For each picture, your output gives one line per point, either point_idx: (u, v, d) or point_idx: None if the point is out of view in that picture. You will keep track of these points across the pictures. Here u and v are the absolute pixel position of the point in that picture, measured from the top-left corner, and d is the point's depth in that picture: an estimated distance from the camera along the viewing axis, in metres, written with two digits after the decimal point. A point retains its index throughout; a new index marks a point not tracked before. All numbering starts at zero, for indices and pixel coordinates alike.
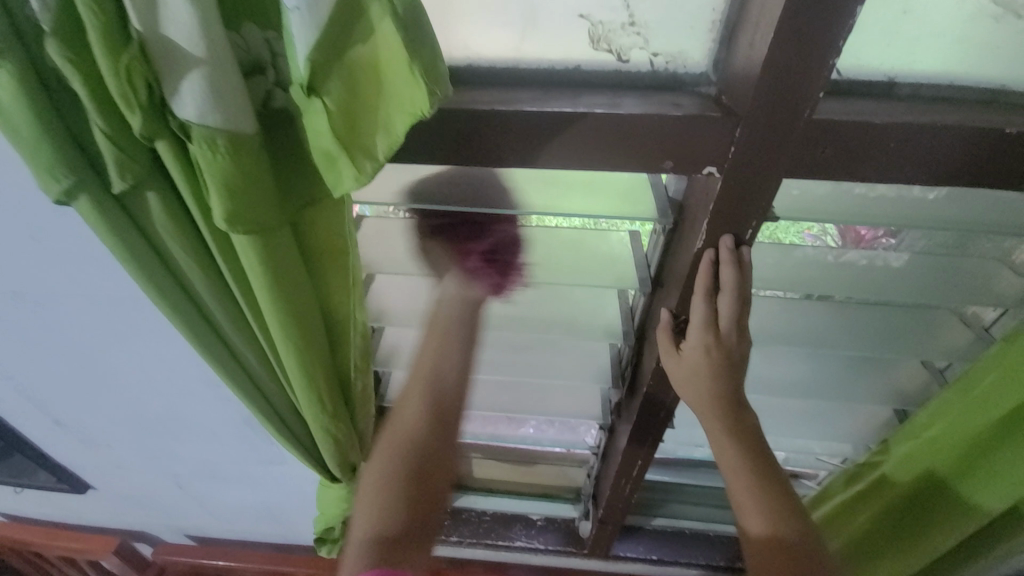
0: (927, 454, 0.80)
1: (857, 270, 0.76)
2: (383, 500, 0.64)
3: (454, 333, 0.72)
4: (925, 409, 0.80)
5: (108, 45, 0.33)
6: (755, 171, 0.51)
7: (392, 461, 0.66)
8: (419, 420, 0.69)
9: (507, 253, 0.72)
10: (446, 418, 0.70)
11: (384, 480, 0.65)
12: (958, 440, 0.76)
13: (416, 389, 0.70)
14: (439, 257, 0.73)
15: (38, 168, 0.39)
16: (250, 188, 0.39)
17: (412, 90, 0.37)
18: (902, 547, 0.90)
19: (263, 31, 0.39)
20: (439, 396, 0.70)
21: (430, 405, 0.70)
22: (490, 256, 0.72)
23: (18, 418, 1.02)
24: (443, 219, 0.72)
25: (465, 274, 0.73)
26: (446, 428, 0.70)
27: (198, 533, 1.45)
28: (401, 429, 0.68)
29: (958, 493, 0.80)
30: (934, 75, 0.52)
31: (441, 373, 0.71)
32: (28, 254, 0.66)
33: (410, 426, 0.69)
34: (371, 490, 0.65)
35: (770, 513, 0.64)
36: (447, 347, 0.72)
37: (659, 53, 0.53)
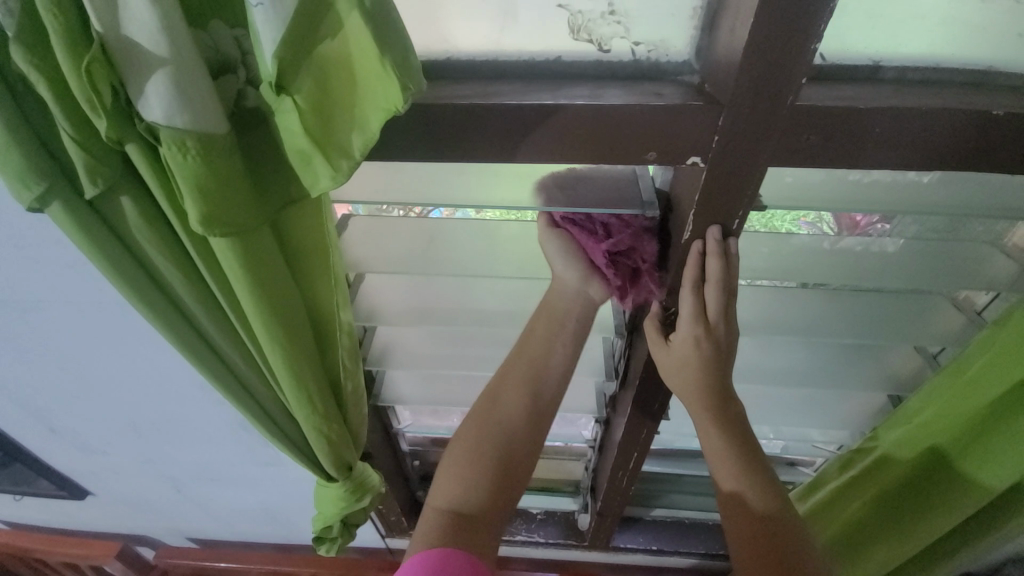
0: (918, 437, 0.81)
1: (848, 256, 0.76)
2: (466, 477, 0.67)
3: (564, 332, 0.75)
4: (918, 394, 0.80)
5: (69, 48, 0.32)
6: (740, 159, 0.51)
7: (477, 443, 0.70)
8: (513, 410, 0.72)
9: (631, 259, 0.68)
10: (541, 412, 0.73)
11: (469, 460, 0.69)
12: (950, 422, 0.77)
13: (516, 379, 0.74)
14: (564, 254, 0.73)
15: (7, 176, 0.38)
16: (224, 190, 0.39)
17: (385, 84, 0.36)
18: (896, 534, 0.90)
19: (231, 28, 0.38)
20: (536, 389, 0.74)
21: (527, 397, 0.73)
22: (624, 259, 0.69)
23: (13, 426, 1.02)
24: (576, 217, 0.70)
25: (591, 273, 0.73)
26: (539, 421, 0.73)
27: (201, 535, 1.45)
28: (497, 417, 0.72)
29: (957, 473, 0.80)
30: (920, 58, 0.51)
31: (545, 367, 0.75)
32: (12, 262, 0.65)
33: (503, 413, 0.72)
34: (454, 467, 0.69)
35: (760, 496, 0.64)
36: (554, 343, 0.75)
37: (640, 42, 0.52)
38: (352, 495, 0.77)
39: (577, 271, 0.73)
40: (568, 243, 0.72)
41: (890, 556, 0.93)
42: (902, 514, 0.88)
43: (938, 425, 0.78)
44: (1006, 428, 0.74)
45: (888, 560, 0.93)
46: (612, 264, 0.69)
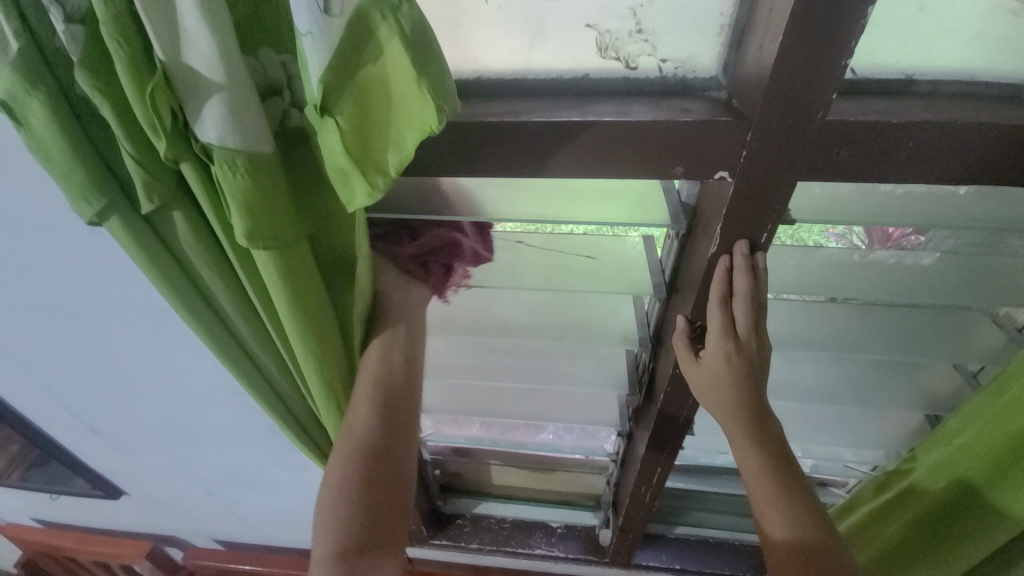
0: (954, 461, 0.78)
1: (878, 271, 0.74)
2: (337, 527, 0.54)
3: (399, 332, 0.63)
4: (958, 414, 0.77)
5: (134, 76, 0.35)
6: (769, 174, 0.51)
7: (340, 480, 0.56)
8: (367, 428, 0.58)
9: (442, 256, 0.68)
10: (401, 419, 0.60)
11: (336, 505, 0.55)
12: (987, 445, 0.74)
13: (361, 393, 0.59)
14: (377, 263, 0.66)
15: (71, 193, 0.41)
16: (270, 205, 0.41)
17: (420, 106, 0.38)
18: (935, 560, 0.86)
19: (278, 54, 0.40)
20: (386, 397, 0.60)
21: (380, 409, 0.59)
22: (434, 257, 0.68)
23: (56, 426, 1.07)
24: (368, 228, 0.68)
25: (407, 277, 0.66)
26: (399, 430, 0.59)
27: (226, 537, 1.49)
28: (348, 443, 0.57)
29: (989, 500, 0.77)
30: (954, 72, 0.51)
31: (386, 370, 0.61)
32: (65, 271, 0.70)
33: (355, 437, 0.58)
34: (322, 523, 0.54)
35: (795, 521, 0.63)
36: (392, 343, 0.62)
37: (667, 59, 0.53)
38: None
39: (390, 273, 0.65)
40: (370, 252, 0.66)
41: None
42: (940, 540, 0.84)
43: (976, 448, 0.75)
44: None
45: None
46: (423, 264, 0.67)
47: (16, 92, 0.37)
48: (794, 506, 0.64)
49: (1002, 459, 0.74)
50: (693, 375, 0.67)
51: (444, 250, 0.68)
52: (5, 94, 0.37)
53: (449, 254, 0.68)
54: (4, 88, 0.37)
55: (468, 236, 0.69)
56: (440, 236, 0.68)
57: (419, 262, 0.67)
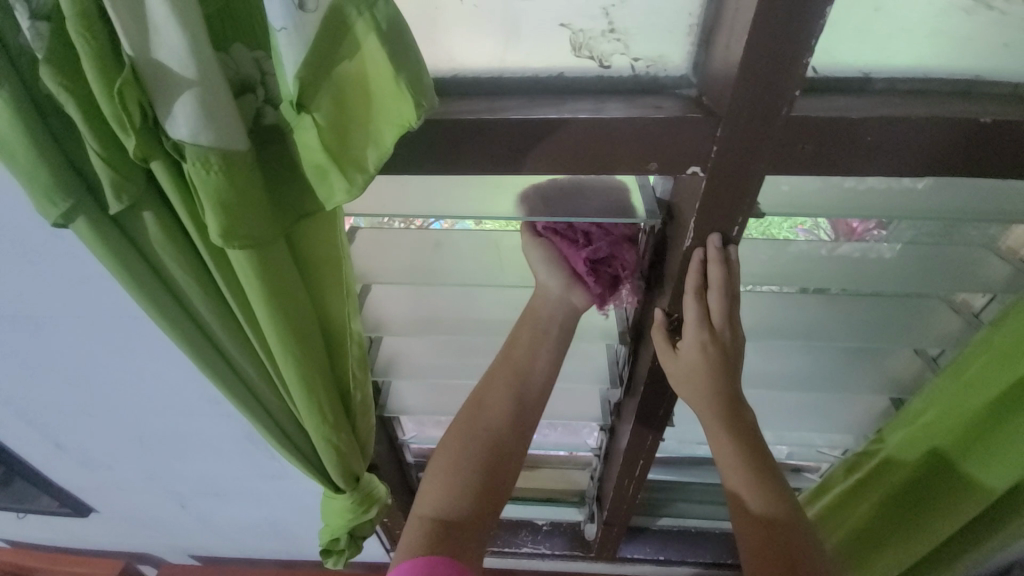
0: (922, 438, 0.82)
1: (844, 262, 0.77)
2: (454, 477, 0.70)
3: (548, 336, 0.79)
4: (921, 394, 0.82)
5: (101, 71, 0.34)
6: (738, 169, 0.52)
7: (465, 446, 0.72)
8: (501, 413, 0.75)
9: (614, 266, 0.75)
10: (526, 413, 0.76)
11: (460, 459, 0.72)
12: (953, 422, 0.77)
13: (501, 381, 0.77)
14: (550, 262, 0.76)
15: (34, 193, 0.39)
16: (245, 204, 0.40)
17: (398, 102, 0.38)
18: (903, 539, 0.90)
19: (251, 50, 0.40)
20: (520, 390, 0.77)
21: (511, 400, 0.76)
22: (607, 264, 0.75)
23: (20, 442, 1.02)
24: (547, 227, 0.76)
25: (573, 280, 0.77)
26: (523, 421, 0.76)
27: (203, 552, 1.44)
28: (484, 418, 0.75)
29: (961, 472, 0.80)
30: (908, 70, 0.54)
31: (530, 367, 0.78)
32: (28, 278, 0.67)
33: (491, 415, 0.75)
34: (444, 467, 0.72)
35: (766, 501, 0.65)
36: (538, 346, 0.78)
37: (640, 57, 0.54)
38: (360, 505, 0.78)
39: (559, 277, 0.76)
40: (550, 253, 0.76)
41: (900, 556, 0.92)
42: (907, 518, 0.89)
43: (941, 426, 0.79)
44: (1008, 428, 0.74)
45: (895, 564, 0.93)
46: (593, 272, 0.75)
47: None
48: (765, 487, 0.66)
49: (968, 434, 0.77)
50: (672, 366, 0.69)
51: (615, 261, 0.75)
52: None
53: (620, 265, 0.75)
54: None
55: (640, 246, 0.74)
56: (615, 244, 0.74)
57: (592, 268, 0.75)
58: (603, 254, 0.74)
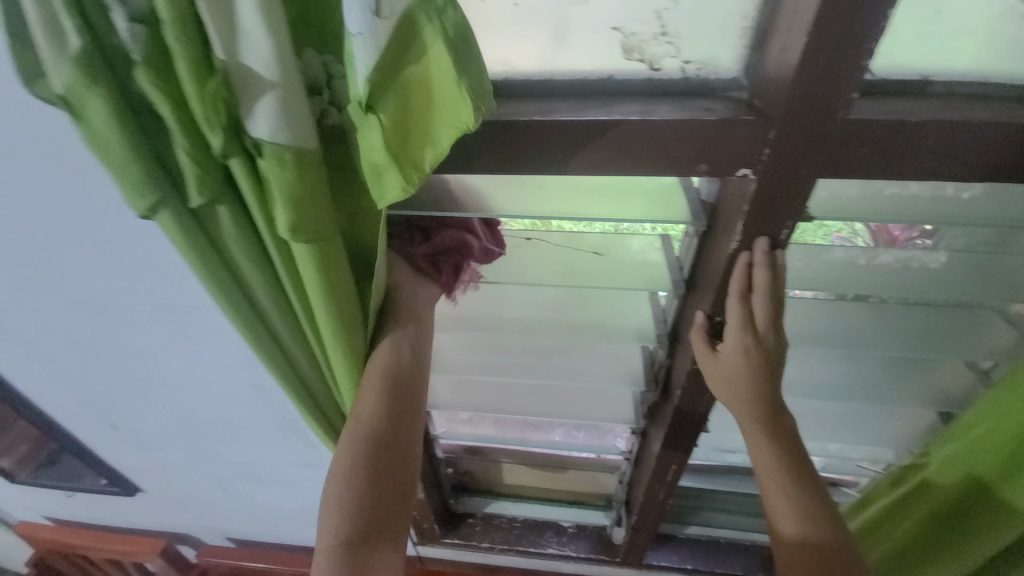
0: (966, 459, 0.80)
1: (893, 271, 0.75)
2: (343, 521, 0.53)
3: (411, 319, 0.64)
4: (974, 407, 0.78)
5: (195, 74, 0.36)
6: (791, 172, 0.52)
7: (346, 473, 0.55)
8: (376, 415, 0.58)
9: (453, 256, 0.71)
10: (409, 407, 0.60)
11: (343, 493, 0.54)
12: (1002, 442, 0.75)
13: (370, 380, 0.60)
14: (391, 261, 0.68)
15: (124, 187, 0.42)
16: (313, 200, 0.43)
17: (457, 105, 0.39)
18: (940, 559, 0.88)
19: (321, 54, 0.42)
20: (397, 383, 0.60)
21: (386, 400, 0.59)
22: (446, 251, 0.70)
23: (80, 421, 1.09)
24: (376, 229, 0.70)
25: (420, 275, 0.68)
26: (407, 417, 0.60)
27: (240, 535, 1.50)
28: (358, 428, 0.57)
29: (1000, 497, 0.79)
30: (967, 74, 0.52)
31: (396, 356, 0.61)
32: (100, 266, 0.72)
33: (364, 422, 0.58)
34: (331, 511, 0.54)
35: (807, 518, 0.63)
36: (404, 330, 0.63)
37: (690, 60, 0.54)
38: None
39: (403, 271, 0.67)
40: (385, 250, 0.68)
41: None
42: (941, 539, 0.87)
43: (988, 445, 0.77)
44: None
45: None
46: (434, 264, 0.70)
47: (77, 87, 0.37)
48: (806, 502, 0.64)
49: (1014, 458, 0.76)
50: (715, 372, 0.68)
51: (454, 250, 0.70)
52: (69, 91, 0.37)
53: (460, 254, 0.71)
54: (66, 83, 0.37)
55: (478, 234, 0.71)
56: (451, 235, 0.70)
57: (431, 261, 0.70)
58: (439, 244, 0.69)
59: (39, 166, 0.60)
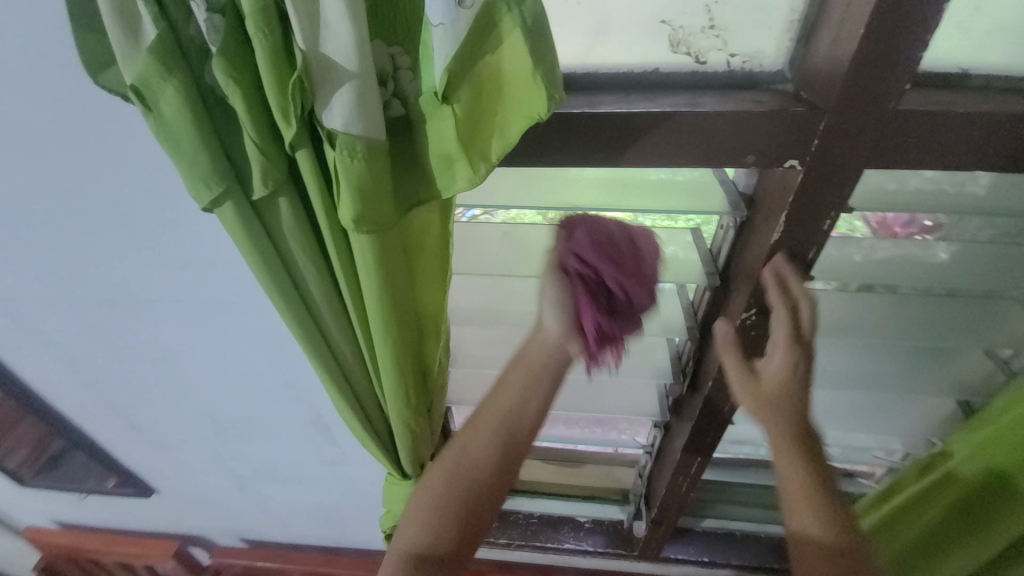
0: (990, 450, 0.80)
1: (914, 263, 0.76)
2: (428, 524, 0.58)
3: (548, 374, 0.59)
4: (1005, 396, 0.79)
5: (274, 65, 0.37)
6: (837, 162, 0.53)
7: (445, 491, 0.59)
8: (484, 451, 0.59)
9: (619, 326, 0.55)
10: (519, 454, 0.60)
11: (436, 502, 0.59)
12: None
13: (489, 414, 0.60)
14: (558, 300, 0.55)
15: (191, 179, 0.42)
16: (378, 190, 0.43)
17: (529, 94, 0.40)
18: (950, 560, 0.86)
19: (388, 46, 0.42)
20: (512, 429, 0.59)
21: (499, 440, 0.59)
22: (615, 318, 0.54)
23: (99, 421, 1.08)
24: (566, 227, 0.56)
25: (573, 330, 0.55)
26: (514, 464, 0.60)
27: (254, 536, 1.49)
28: (467, 456, 0.59)
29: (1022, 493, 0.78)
30: (1006, 68, 0.53)
31: (523, 404, 0.59)
32: (135, 262, 0.71)
33: (472, 453, 0.59)
34: (417, 509, 0.59)
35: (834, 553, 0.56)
36: (538, 381, 0.59)
37: (736, 53, 0.56)
38: None
39: (559, 319, 0.55)
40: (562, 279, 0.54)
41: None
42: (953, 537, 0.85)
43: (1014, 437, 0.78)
44: None
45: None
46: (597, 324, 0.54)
47: (151, 78, 0.37)
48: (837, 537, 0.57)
49: None
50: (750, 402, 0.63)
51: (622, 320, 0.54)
52: (141, 80, 0.37)
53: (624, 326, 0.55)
54: (138, 73, 0.37)
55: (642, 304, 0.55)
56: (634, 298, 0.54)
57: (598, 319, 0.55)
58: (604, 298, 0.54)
59: (82, 160, 0.60)
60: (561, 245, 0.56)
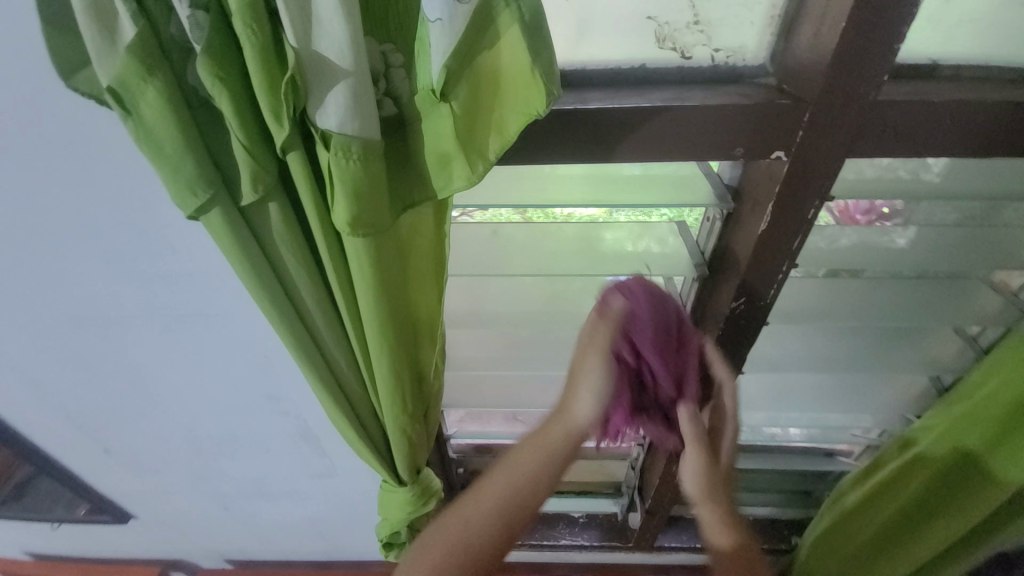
0: (954, 429, 0.79)
1: (889, 248, 0.80)
2: None
3: (560, 459, 0.58)
4: (980, 368, 0.79)
5: (263, 64, 0.35)
6: (821, 151, 0.54)
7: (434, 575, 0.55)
8: (481, 534, 0.56)
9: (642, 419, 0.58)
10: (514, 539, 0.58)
11: None
12: (991, 413, 0.75)
13: (489, 495, 0.58)
14: (600, 384, 0.56)
15: (175, 186, 0.40)
16: (373, 190, 0.41)
17: (528, 90, 0.39)
18: (920, 537, 0.87)
19: (380, 44, 0.41)
20: (513, 514, 0.57)
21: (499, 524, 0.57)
22: (642, 415, 0.58)
23: (69, 447, 1.02)
24: (626, 300, 0.56)
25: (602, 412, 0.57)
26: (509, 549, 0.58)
27: (240, 556, 1.43)
28: (460, 540, 0.56)
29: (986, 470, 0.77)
30: (970, 59, 0.56)
31: (529, 491, 0.57)
32: (107, 277, 0.67)
33: (469, 534, 0.57)
34: None
35: None
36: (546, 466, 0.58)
37: (720, 48, 0.57)
38: (421, 498, 0.78)
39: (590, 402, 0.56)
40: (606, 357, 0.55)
41: (918, 553, 0.89)
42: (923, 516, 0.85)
43: (977, 416, 0.77)
44: None
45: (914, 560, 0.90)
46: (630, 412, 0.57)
47: (130, 79, 0.35)
48: None
49: (1000, 431, 0.75)
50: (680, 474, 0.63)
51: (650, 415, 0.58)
52: (120, 82, 0.35)
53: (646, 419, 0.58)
54: (117, 74, 0.35)
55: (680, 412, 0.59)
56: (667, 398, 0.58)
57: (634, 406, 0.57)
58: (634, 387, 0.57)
59: (45, 170, 0.56)
60: (615, 322, 0.56)
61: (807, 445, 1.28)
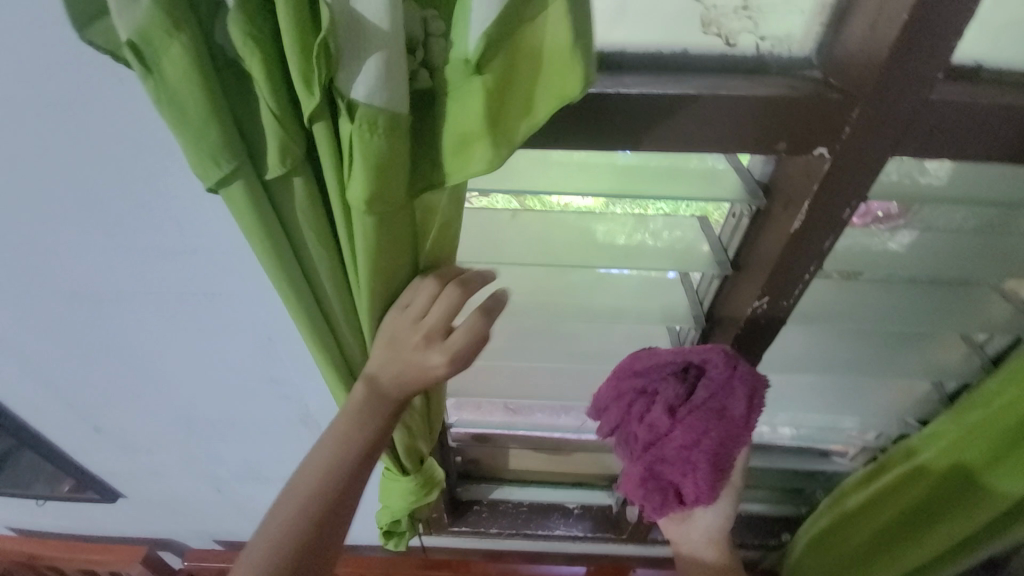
0: (959, 442, 0.79)
1: (907, 250, 0.79)
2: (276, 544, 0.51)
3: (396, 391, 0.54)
4: (1002, 376, 0.77)
5: (300, 26, 0.33)
6: (863, 150, 0.53)
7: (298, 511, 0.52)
8: (331, 462, 0.54)
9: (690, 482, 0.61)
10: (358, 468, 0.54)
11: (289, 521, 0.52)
12: (1000, 429, 0.75)
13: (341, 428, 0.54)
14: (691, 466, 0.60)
15: (196, 154, 0.37)
16: (398, 169, 0.38)
17: (567, 71, 0.37)
18: (907, 543, 0.90)
19: (421, 10, 0.39)
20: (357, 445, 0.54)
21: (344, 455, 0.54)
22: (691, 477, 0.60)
23: (58, 424, 0.98)
24: (737, 416, 0.60)
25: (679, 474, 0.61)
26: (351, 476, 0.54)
27: (229, 538, 1.40)
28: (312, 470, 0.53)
29: (983, 483, 0.79)
30: (1016, 63, 0.55)
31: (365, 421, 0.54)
32: (103, 249, 0.64)
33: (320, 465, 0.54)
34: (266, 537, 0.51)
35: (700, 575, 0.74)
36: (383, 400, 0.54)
37: (766, 37, 0.55)
38: (423, 485, 0.76)
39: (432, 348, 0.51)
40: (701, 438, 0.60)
41: (904, 558, 0.91)
42: (913, 525, 0.88)
43: (986, 431, 0.76)
44: None
45: (899, 564, 0.92)
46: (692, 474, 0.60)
47: (154, 32, 0.32)
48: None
49: (1003, 448, 0.76)
50: (681, 534, 0.72)
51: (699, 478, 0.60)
52: (141, 35, 0.32)
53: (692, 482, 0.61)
54: (138, 26, 0.32)
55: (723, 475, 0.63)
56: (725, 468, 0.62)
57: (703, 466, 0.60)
58: (678, 476, 0.61)
59: (39, 131, 0.52)
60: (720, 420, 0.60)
61: (803, 443, 1.29)
